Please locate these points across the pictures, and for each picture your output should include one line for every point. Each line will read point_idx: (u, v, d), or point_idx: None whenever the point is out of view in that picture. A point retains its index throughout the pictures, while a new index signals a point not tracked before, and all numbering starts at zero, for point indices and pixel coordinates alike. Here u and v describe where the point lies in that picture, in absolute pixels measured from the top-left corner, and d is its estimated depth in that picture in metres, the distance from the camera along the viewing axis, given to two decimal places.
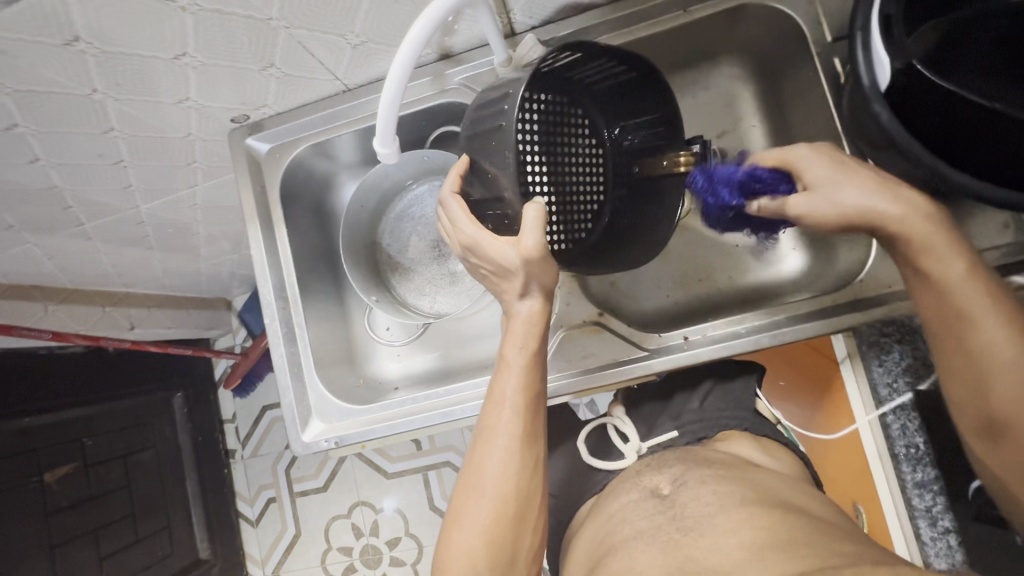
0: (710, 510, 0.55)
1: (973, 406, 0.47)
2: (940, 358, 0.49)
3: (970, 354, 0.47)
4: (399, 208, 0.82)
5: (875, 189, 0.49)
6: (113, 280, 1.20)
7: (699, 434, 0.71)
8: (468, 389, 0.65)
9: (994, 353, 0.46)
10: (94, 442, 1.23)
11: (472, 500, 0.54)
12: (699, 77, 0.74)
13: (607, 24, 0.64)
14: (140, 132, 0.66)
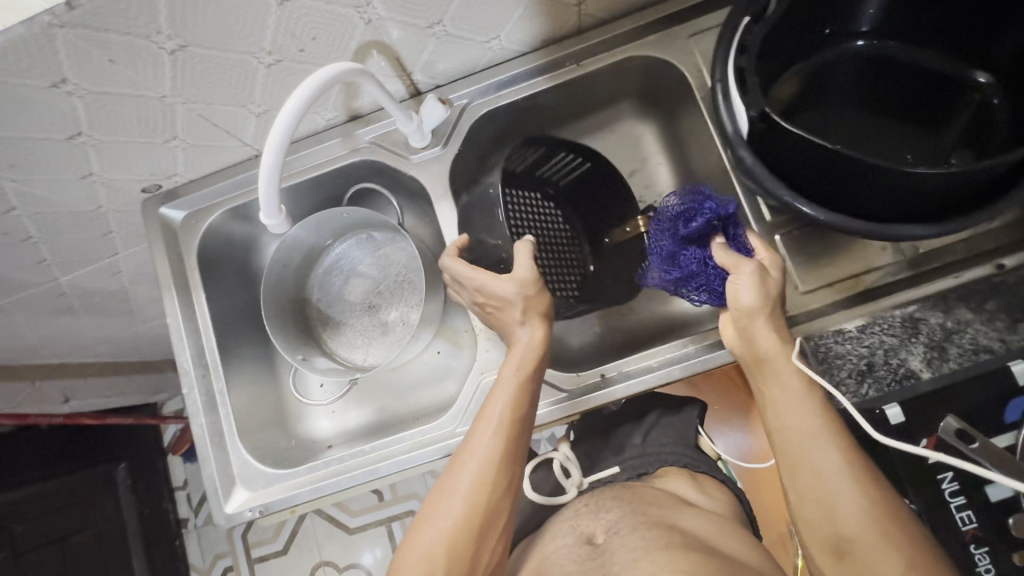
0: (634, 556, 0.55)
1: (823, 524, 0.49)
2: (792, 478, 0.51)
3: (815, 472, 0.50)
4: (327, 263, 0.83)
5: (748, 286, 0.55)
6: (43, 352, 1.15)
7: (639, 470, 0.72)
8: (394, 446, 0.65)
9: (850, 503, 0.48)
10: (25, 527, 1.16)
11: (439, 510, 0.54)
12: (605, 122, 0.78)
13: (508, 79, 0.68)
14: (46, 210, 0.65)
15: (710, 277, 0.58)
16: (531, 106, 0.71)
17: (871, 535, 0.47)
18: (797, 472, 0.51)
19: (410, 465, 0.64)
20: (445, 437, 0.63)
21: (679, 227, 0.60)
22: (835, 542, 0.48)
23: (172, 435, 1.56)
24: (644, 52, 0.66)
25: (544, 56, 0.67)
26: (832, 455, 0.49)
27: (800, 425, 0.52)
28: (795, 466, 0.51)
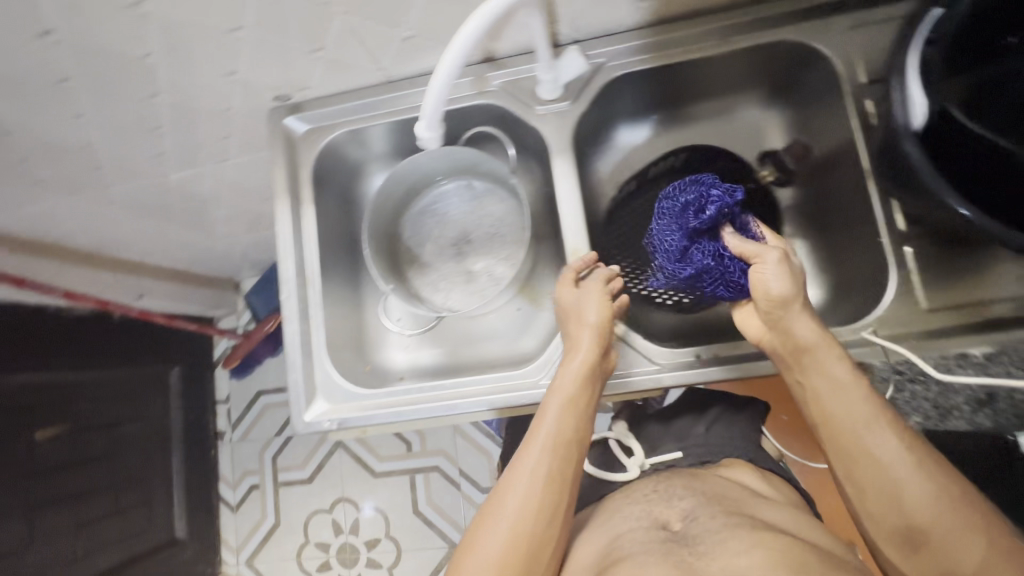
0: (719, 535, 0.56)
1: (882, 505, 0.53)
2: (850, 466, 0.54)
3: (871, 456, 0.53)
4: (423, 203, 0.84)
5: (779, 277, 0.57)
6: (130, 248, 1.21)
7: (703, 458, 0.72)
8: (478, 385, 0.66)
9: (911, 485, 0.52)
10: (87, 406, 1.22)
11: (510, 491, 0.57)
12: (729, 108, 0.76)
13: (650, 44, 0.66)
14: (184, 101, 0.67)
15: (726, 270, 0.60)
16: (664, 74, 0.70)
17: (929, 513, 0.51)
18: (854, 463, 0.54)
19: (487, 408, 0.65)
20: (530, 386, 0.65)
21: (689, 219, 0.60)
22: (895, 521, 0.52)
23: (222, 350, 1.62)
24: (797, 38, 0.64)
25: (689, 26, 0.65)
26: (890, 442, 0.53)
27: (855, 415, 0.54)
28: (855, 459, 0.54)
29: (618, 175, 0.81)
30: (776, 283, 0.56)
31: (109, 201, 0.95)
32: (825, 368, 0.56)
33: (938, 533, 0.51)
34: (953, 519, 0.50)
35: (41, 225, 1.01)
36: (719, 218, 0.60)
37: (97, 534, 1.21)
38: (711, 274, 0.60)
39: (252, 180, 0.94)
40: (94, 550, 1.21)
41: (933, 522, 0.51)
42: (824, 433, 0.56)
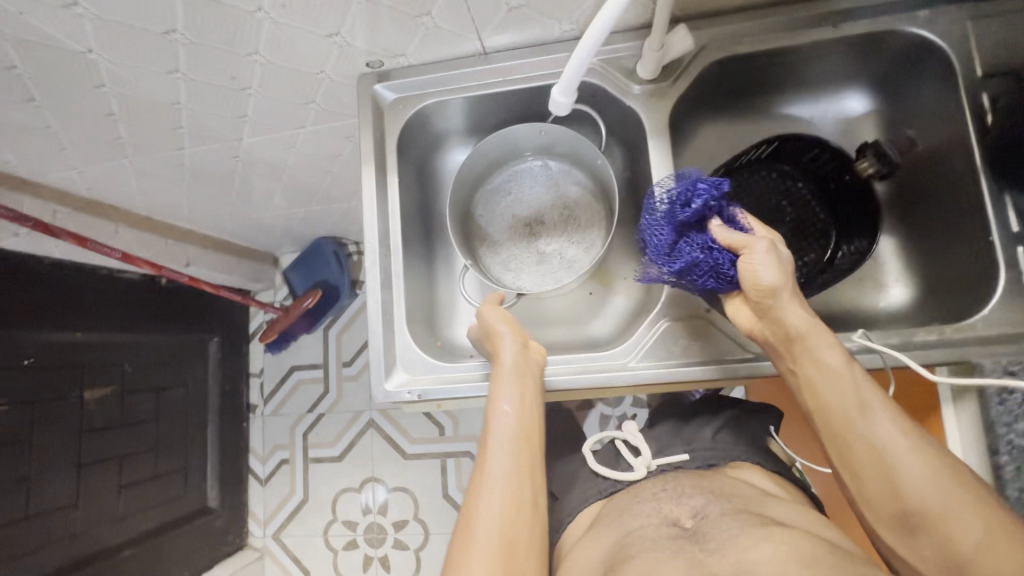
0: (734, 532, 0.55)
1: (883, 493, 0.53)
2: (851, 453, 0.54)
3: (870, 443, 0.53)
4: (497, 181, 0.83)
5: (767, 269, 0.56)
6: (183, 215, 1.21)
7: (710, 461, 0.71)
8: (562, 366, 0.69)
9: (911, 472, 0.51)
10: (133, 368, 1.23)
11: (484, 502, 0.56)
12: (821, 99, 0.75)
13: (758, 27, 0.65)
14: (280, 60, 0.67)
15: (716, 261, 0.59)
16: (765, 60, 0.68)
17: (931, 502, 0.50)
18: (855, 449, 0.54)
19: (574, 385, 0.67)
20: (615, 367, 0.67)
21: (677, 212, 0.62)
22: (899, 510, 0.52)
23: (258, 324, 1.61)
24: (912, 27, 0.62)
25: (799, 10, 0.64)
26: (888, 427, 0.53)
27: (847, 405, 0.54)
28: (851, 446, 0.54)
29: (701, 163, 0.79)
30: (761, 273, 0.56)
31: (178, 164, 0.95)
32: (819, 356, 0.56)
33: (942, 525, 0.50)
34: (958, 510, 0.49)
35: (106, 184, 1.01)
36: (703, 212, 0.61)
37: (137, 496, 1.23)
38: (699, 262, 0.60)
39: (322, 149, 0.94)
40: (134, 512, 1.22)
41: (935, 512, 0.50)
42: (819, 423, 0.56)
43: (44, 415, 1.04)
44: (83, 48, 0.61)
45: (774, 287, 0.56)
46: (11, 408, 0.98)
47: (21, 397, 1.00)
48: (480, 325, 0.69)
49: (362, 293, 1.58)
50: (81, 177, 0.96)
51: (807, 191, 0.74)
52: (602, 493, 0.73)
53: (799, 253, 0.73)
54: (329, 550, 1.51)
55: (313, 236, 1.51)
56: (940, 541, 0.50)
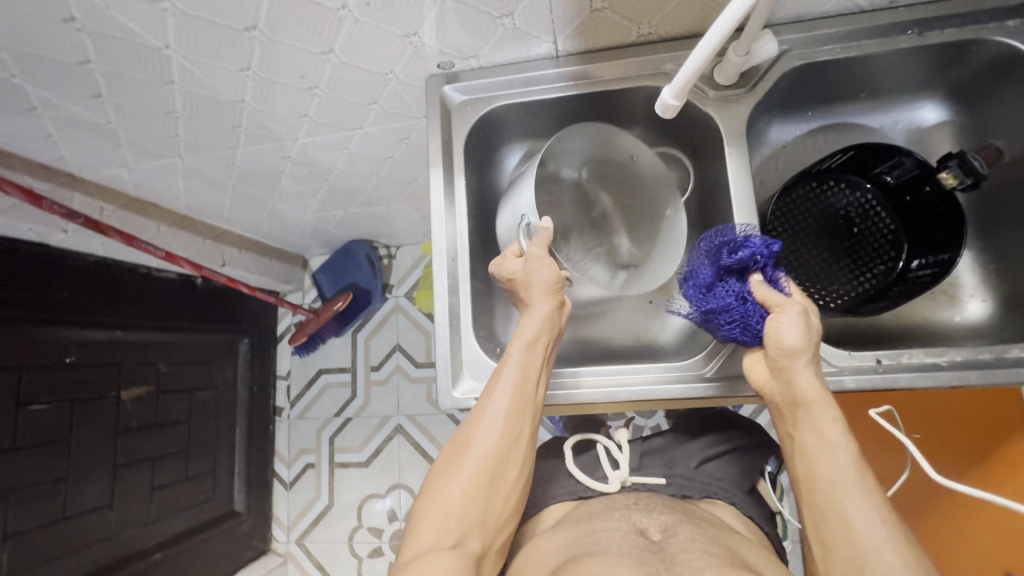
0: (698, 563, 0.57)
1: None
2: (827, 527, 0.51)
3: (846, 519, 0.50)
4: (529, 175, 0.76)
5: (791, 326, 0.57)
6: (223, 215, 1.21)
7: (685, 491, 0.74)
8: (633, 375, 0.69)
9: (881, 562, 0.47)
10: (167, 368, 1.22)
11: (455, 473, 0.60)
12: (893, 109, 0.74)
13: (841, 33, 0.63)
14: (354, 59, 0.66)
15: (747, 312, 0.59)
16: (843, 69, 0.67)
17: None
18: (830, 522, 0.51)
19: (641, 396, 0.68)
20: (691, 378, 0.68)
21: (722, 255, 0.62)
22: None
23: (286, 326, 1.59)
24: (1001, 37, 0.61)
25: (884, 18, 0.62)
26: (873, 510, 0.50)
27: (835, 476, 0.52)
28: (824, 514, 0.52)
29: (766, 172, 0.78)
30: (781, 333, 0.57)
31: (228, 163, 0.95)
32: (812, 417, 0.55)
33: None
34: None
35: (153, 183, 1.01)
36: (749, 262, 0.61)
37: (167, 497, 1.21)
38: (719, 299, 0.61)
39: (375, 150, 0.93)
40: (165, 514, 1.21)
41: None
42: (803, 488, 0.54)
43: (83, 413, 1.03)
44: (161, 44, 0.61)
45: (792, 350, 0.56)
46: (52, 407, 0.97)
47: (62, 395, 0.99)
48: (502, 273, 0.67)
49: (393, 297, 1.56)
50: (130, 176, 0.96)
51: (875, 200, 0.73)
52: (572, 494, 0.75)
53: (868, 265, 0.73)
54: (353, 557, 1.48)
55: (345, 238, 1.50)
56: None
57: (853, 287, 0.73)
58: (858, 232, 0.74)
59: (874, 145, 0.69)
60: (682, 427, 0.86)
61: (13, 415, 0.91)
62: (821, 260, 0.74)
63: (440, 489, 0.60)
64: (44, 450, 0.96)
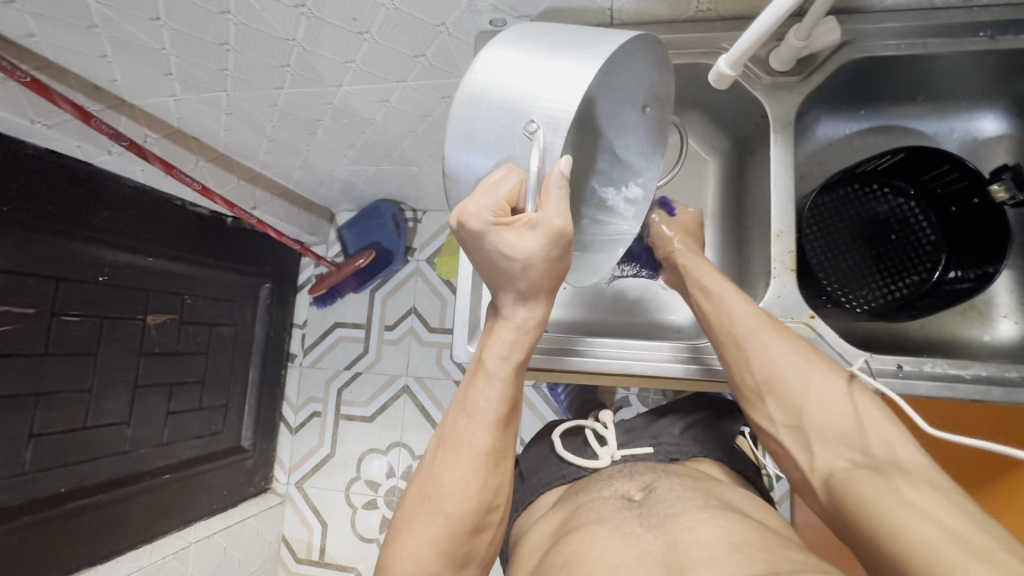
0: (675, 509, 0.57)
1: (750, 380, 0.62)
2: (726, 351, 0.65)
3: (740, 343, 0.63)
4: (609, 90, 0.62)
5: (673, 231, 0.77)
6: (258, 158, 1.22)
7: (673, 455, 0.76)
8: (638, 350, 0.75)
9: (770, 362, 0.61)
10: (192, 301, 1.25)
11: (426, 522, 0.64)
12: (947, 118, 0.72)
13: (907, 29, 0.61)
14: (407, 8, 0.66)
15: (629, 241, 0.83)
16: (904, 67, 0.65)
17: (783, 378, 0.60)
18: (731, 345, 0.64)
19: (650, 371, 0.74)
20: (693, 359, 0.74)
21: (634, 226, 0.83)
22: (760, 392, 0.62)
23: (307, 276, 1.63)
24: None
25: (958, 16, 0.60)
26: (765, 328, 0.62)
27: (726, 316, 0.65)
28: (722, 340, 0.65)
29: (808, 167, 0.76)
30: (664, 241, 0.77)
31: (271, 104, 0.97)
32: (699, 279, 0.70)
33: (794, 399, 0.59)
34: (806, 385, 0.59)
35: (196, 117, 1.02)
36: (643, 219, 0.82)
37: (180, 424, 1.26)
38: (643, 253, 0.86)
39: (416, 106, 0.93)
40: (178, 440, 1.26)
41: (786, 389, 0.59)
42: (709, 330, 0.67)
43: (111, 331, 1.07)
44: None
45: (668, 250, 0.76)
46: (83, 319, 1.01)
47: (93, 310, 1.03)
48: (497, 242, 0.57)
49: (414, 260, 1.58)
50: (176, 107, 0.98)
51: (917, 209, 0.73)
52: (565, 479, 0.77)
53: (900, 273, 0.72)
54: (348, 506, 1.53)
55: (374, 196, 1.51)
56: (793, 411, 0.59)
57: (882, 293, 0.72)
58: (895, 238, 0.73)
59: (923, 150, 0.67)
60: (684, 405, 0.85)
61: (47, 322, 0.95)
62: (857, 262, 0.73)
63: (413, 534, 0.64)
64: (72, 360, 1.00)
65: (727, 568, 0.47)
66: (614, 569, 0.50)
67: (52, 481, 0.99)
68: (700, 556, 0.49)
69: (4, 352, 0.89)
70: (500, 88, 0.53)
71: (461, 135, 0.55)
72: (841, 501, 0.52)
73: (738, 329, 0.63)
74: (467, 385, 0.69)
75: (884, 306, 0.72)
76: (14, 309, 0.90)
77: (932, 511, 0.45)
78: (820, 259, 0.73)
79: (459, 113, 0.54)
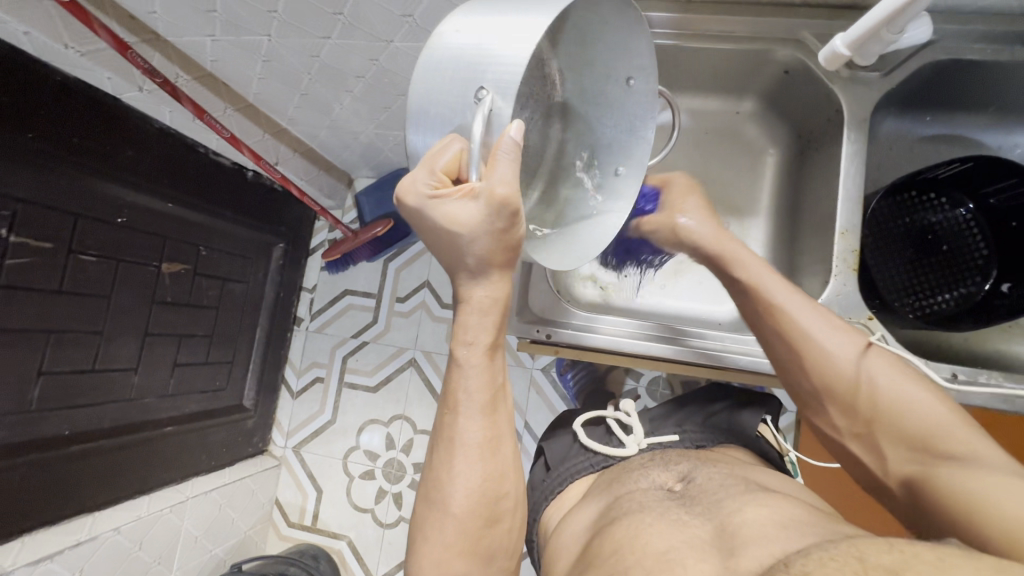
0: (719, 497, 0.59)
1: (810, 385, 0.65)
2: (781, 354, 0.67)
3: (800, 348, 0.65)
4: (584, 39, 0.61)
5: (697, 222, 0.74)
6: (286, 112, 1.18)
7: (699, 442, 0.77)
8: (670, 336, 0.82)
9: (834, 371, 0.63)
10: (207, 253, 1.22)
11: (440, 528, 0.65)
12: (1015, 133, 0.71)
13: (994, 35, 0.61)
14: None
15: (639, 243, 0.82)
16: (980, 74, 0.64)
17: (844, 382, 0.62)
18: (791, 350, 0.66)
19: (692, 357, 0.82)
20: (733, 351, 0.81)
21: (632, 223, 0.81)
22: (824, 397, 0.64)
23: (320, 240, 1.60)
24: None
25: None
26: (822, 334, 0.64)
27: (778, 320, 0.67)
28: (775, 338, 0.67)
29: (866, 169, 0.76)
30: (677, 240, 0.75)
31: (313, 54, 0.93)
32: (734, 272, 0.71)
33: (865, 405, 0.61)
34: (874, 390, 0.61)
35: (231, 60, 0.98)
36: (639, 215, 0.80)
37: (186, 376, 1.23)
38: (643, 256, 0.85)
39: None
40: (182, 393, 1.23)
41: (855, 395, 0.62)
42: (763, 330, 0.69)
43: (126, 275, 1.04)
44: None
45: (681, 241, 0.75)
46: (99, 261, 0.98)
47: (110, 252, 1.00)
48: (433, 212, 0.55)
49: None
50: (212, 48, 0.94)
51: (973, 223, 0.72)
52: (594, 467, 0.79)
53: (949, 284, 0.72)
54: (345, 475, 1.52)
55: (397, 164, 1.48)
56: (859, 417, 0.61)
57: (927, 303, 0.72)
58: (946, 250, 0.72)
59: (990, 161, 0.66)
60: (709, 394, 0.85)
61: (64, 259, 0.92)
62: (905, 271, 0.73)
63: (432, 537, 0.65)
64: (86, 301, 0.97)
65: (776, 546, 0.48)
66: (665, 554, 0.53)
67: (58, 421, 0.96)
68: (750, 536, 0.51)
69: (21, 284, 0.86)
70: (455, 53, 0.53)
71: (416, 108, 0.56)
72: (921, 499, 0.55)
73: (795, 337, 0.65)
74: (445, 380, 0.67)
75: (928, 320, 0.72)
76: (30, 242, 0.86)
77: (1000, 492, 0.48)
78: (869, 266, 0.73)
79: (419, 87, 0.55)
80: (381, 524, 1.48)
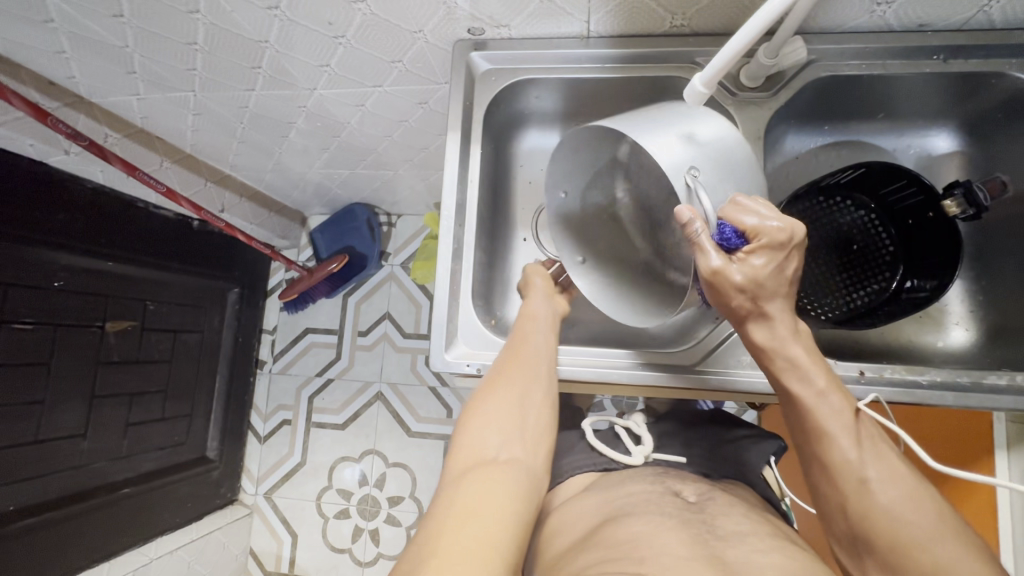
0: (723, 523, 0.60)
1: (841, 521, 0.54)
2: (816, 479, 0.56)
3: (836, 472, 0.54)
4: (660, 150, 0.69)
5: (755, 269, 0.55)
6: (228, 159, 1.18)
7: (705, 469, 0.76)
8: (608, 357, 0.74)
9: (879, 511, 0.51)
10: (155, 307, 1.21)
11: (482, 417, 0.64)
12: (909, 136, 0.76)
13: (874, 49, 0.65)
14: (384, 13, 0.66)
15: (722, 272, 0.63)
16: (865, 87, 0.69)
17: (881, 527, 0.51)
18: (826, 471, 0.55)
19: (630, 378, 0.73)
20: (680, 368, 0.73)
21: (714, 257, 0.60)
22: (858, 536, 0.52)
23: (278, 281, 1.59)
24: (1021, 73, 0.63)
25: (915, 40, 0.64)
26: (858, 460, 0.53)
27: (805, 426, 0.56)
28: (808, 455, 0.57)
29: (788, 181, 0.79)
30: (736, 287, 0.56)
31: (240, 105, 0.94)
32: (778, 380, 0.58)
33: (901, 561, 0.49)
34: (923, 545, 0.49)
35: (161, 117, 0.99)
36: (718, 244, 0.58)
37: (142, 435, 1.21)
38: None
39: (391, 112, 0.93)
40: (138, 451, 1.21)
41: (894, 548, 0.50)
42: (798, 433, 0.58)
43: (67, 339, 1.02)
44: None
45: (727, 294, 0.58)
46: (36, 327, 0.96)
47: (48, 316, 0.98)
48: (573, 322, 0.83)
49: (389, 265, 1.56)
50: (140, 106, 0.94)
51: (878, 220, 0.76)
52: (596, 466, 0.78)
53: (863, 281, 0.75)
54: (319, 516, 1.49)
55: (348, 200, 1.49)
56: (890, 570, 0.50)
57: (848, 300, 0.75)
58: (859, 248, 0.76)
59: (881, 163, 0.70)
60: (674, 416, 0.87)
61: None
62: (823, 270, 0.76)
63: (474, 425, 0.63)
64: (22, 369, 0.95)
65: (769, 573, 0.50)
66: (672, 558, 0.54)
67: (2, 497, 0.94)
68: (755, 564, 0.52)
69: None
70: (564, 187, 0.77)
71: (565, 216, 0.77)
72: None
73: (834, 456, 0.54)
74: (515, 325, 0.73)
75: (846, 320, 0.74)
76: None
77: None
78: None
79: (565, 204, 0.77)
80: (360, 563, 1.45)
